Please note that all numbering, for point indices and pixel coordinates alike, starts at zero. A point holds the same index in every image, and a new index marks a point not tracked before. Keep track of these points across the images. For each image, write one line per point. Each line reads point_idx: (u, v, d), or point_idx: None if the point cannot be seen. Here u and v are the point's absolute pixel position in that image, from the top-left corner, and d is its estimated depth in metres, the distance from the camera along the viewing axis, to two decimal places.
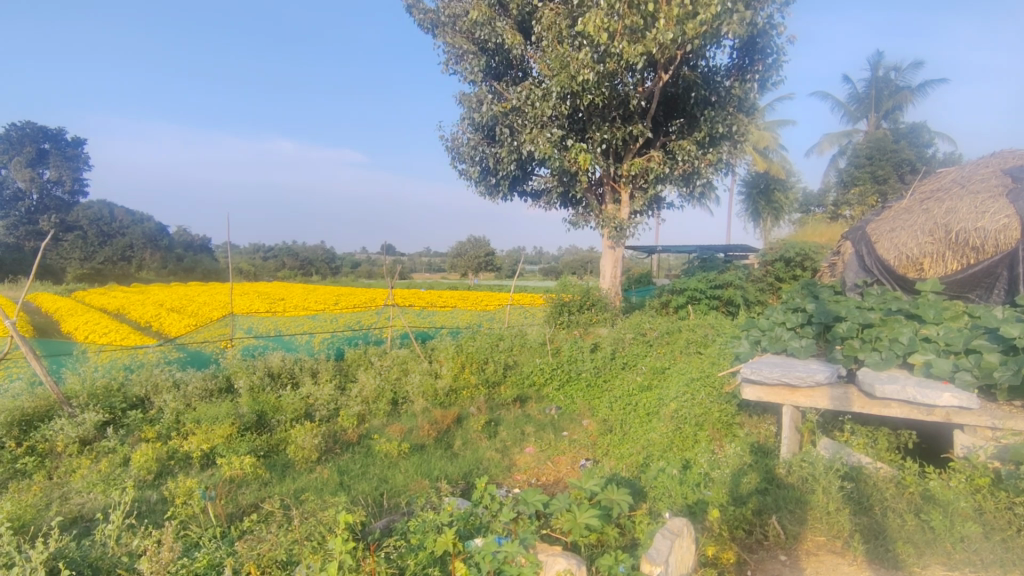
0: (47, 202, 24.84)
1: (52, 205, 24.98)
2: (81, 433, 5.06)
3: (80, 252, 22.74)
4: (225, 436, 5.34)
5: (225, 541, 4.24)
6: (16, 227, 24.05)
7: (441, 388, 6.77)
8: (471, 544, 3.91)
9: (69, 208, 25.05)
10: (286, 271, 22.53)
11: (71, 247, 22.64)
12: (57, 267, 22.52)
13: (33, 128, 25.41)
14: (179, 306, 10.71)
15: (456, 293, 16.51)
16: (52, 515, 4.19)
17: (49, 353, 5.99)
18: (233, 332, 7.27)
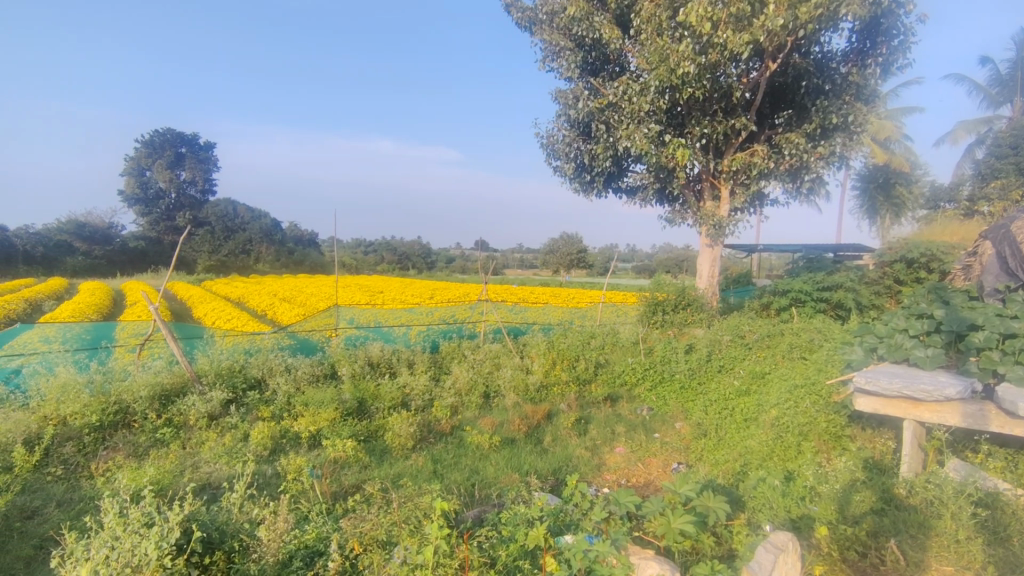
0: (182, 200, 27.73)
1: (186, 204, 27.87)
2: (209, 409, 5.61)
3: (209, 245, 25.02)
4: (330, 420, 5.71)
5: (331, 517, 4.54)
6: (157, 222, 26.95)
7: (532, 384, 6.85)
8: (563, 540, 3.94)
9: (200, 207, 27.85)
10: (384, 266, 23.70)
11: (201, 241, 24.97)
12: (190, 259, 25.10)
13: (173, 134, 28.46)
14: (291, 296, 11.57)
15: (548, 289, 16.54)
16: (187, 481, 4.67)
17: (183, 334, 6.66)
18: (337, 322, 7.74)
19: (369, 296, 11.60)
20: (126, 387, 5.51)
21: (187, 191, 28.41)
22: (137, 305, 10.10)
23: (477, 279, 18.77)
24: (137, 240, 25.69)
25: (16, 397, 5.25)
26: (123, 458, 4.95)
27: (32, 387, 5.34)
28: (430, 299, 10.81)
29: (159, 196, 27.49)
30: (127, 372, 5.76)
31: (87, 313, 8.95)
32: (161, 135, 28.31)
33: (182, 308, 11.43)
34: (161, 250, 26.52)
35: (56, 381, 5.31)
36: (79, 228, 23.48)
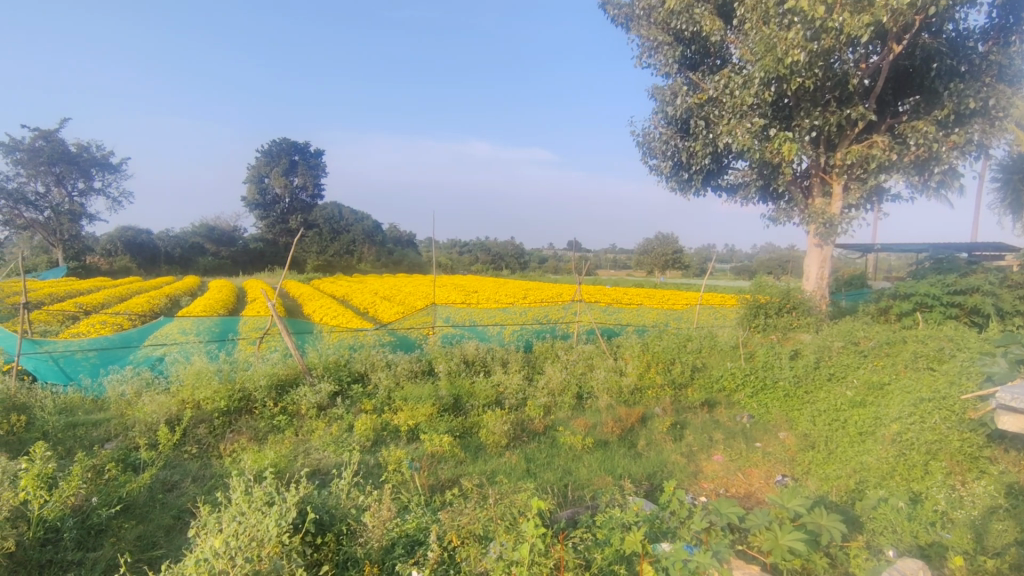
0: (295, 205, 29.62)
1: (298, 209, 29.76)
2: (319, 400, 6.00)
3: (318, 246, 27.06)
4: (427, 415, 5.92)
5: (429, 509, 4.70)
6: (274, 227, 29.17)
7: (625, 387, 6.74)
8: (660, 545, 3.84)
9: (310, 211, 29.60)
10: (479, 265, 24.31)
11: (312, 242, 27.09)
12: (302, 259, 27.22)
13: (287, 145, 30.39)
14: (391, 295, 12.14)
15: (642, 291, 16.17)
16: (300, 466, 5.02)
17: (297, 329, 7.16)
18: (435, 320, 8.01)
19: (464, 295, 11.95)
20: (248, 376, 6.01)
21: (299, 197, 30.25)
22: (256, 302, 11.02)
23: (570, 279, 18.72)
24: (255, 241, 28.97)
25: (159, 381, 5.88)
26: (245, 441, 5.43)
27: (172, 374, 5.96)
28: (523, 299, 10.96)
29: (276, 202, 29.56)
30: (249, 363, 6.26)
31: (215, 308, 9.89)
32: (278, 146, 30.35)
33: (293, 305, 12.33)
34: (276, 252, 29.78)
35: (192, 368, 5.88)
36: (210, 232, 28.05)
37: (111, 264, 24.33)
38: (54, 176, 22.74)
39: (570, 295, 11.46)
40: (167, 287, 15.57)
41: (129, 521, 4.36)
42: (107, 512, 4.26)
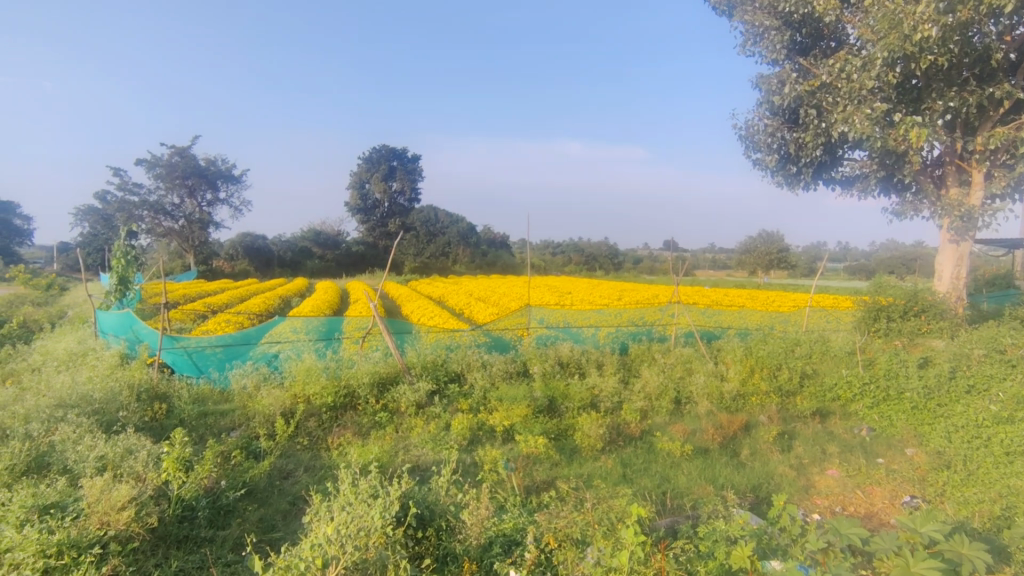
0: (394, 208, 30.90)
1: (397, 212, 31.03)
2: (417, 398, 6.20)
3: (414, 248, 28.48)
4: (522, 415, 5.97)
5: (526, 510, 4.70)
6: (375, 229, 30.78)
7: (727, 393, 6.42)
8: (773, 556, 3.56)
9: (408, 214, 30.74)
10: (572, 266, 24.23)
11: (409, 244, 28.51)
12: (399, 262, 28.75)
13: (388, 150, 31.37)
14: (485, 296, 12.44)
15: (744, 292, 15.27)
16: (402, 461, 5.21)
17: (397, 328, 7.44)
18: (528, 321, 8.03)
19: (558, 296, 11.99)
20: (352, 374, 6.32)
21: (397, 200, 31.36)
22: (359, 303, 11.67)
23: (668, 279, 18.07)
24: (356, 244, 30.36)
25: (275, 376, 6.35)
26: (351, 435, 5.72)
27: (286, 369, 6.41)
28: (619, 300, 10.82)
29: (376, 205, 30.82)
30: (353, 360, 6.59)
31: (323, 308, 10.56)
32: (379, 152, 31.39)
33: (392, 305, 12.85)
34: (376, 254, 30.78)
35: (303, 365, 6.30)
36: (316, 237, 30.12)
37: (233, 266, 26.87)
38: (187, 189, 25.42)
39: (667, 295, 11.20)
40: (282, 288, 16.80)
41: (252, 504, 4.74)
42: (234, 495, 4.68)
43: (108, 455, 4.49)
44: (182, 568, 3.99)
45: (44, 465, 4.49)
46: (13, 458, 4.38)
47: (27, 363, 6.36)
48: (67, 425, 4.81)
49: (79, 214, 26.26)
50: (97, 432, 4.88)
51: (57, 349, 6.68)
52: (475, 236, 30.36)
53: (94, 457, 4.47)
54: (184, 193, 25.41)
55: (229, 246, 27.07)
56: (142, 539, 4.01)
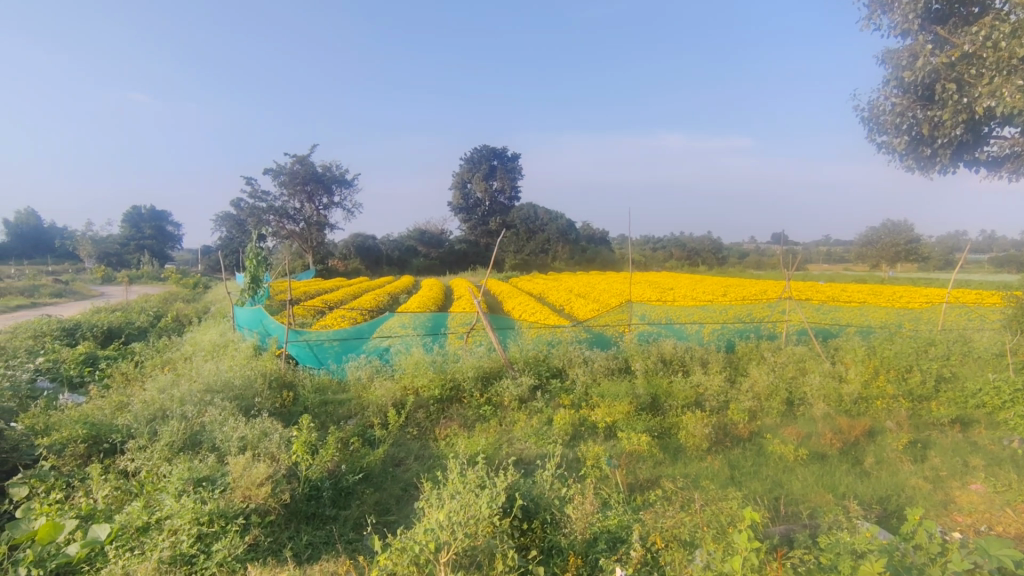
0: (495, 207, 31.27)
1: (497, 211, 31.28)
2: (520, 393, 6.35)
3: (514, 247, 28.91)
4: (625, 413, 5.96)
5: (631, 507, 4.66)
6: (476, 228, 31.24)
7: (848, 395, 6.04)
8: (913, 557, 3.19)
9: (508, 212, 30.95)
10: (672, 262, 23.44)
11: (508, 242, 29.08)
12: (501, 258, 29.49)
13: (489, 150, 31.47)
14: (585, 292, 12.51)
15: (868, 286, 14.03)
16: (506, 453, 5.36)
17: (499, 324, 7.65)
18: (630, 318, 7.95)
19: (659, 291, 11.80)
20: (458, 368, 6.60)
21: (499, 199, 31.58)
22: (463, 299, 12.14)
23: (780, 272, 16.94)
24: (459, 242, 31.34)
25: (386, 369, 6.74)
26: (457, 427, 5.96)
27: (396, 362, 6.79)
28: (724, 296, 10.44)
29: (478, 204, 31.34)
30: (459, 355, 6.88)
31: (427, 304, 11.06)
32: (480, 152, 31.61)
33: (492, 302, 13.15)
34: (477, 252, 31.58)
35: (412, 359, 6.66)
36: (422, 235, 31.23)
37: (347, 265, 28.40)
38: (306, 194, 27.55)
39: (778, 290, 10.67)
40: (388, 286, 17.65)
41: (369, 488, 5.07)
42: (353, 478, 5.02)
43: (248, 437, 5.00)
44: (311, 542, 4.39)
45: (196, 443, 5.10)
46: (174, 435, 5.03)
47: (180, 353, 7.21)
48: (215, 409, 5.43)
49: (218, 218, 29.48)
50: (238, 416, 5.46)
51: (203, 341, 7.53)
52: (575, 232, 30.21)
53: (237, 437, 5.01)
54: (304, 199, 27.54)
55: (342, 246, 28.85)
56: (277, 513, 4.43)
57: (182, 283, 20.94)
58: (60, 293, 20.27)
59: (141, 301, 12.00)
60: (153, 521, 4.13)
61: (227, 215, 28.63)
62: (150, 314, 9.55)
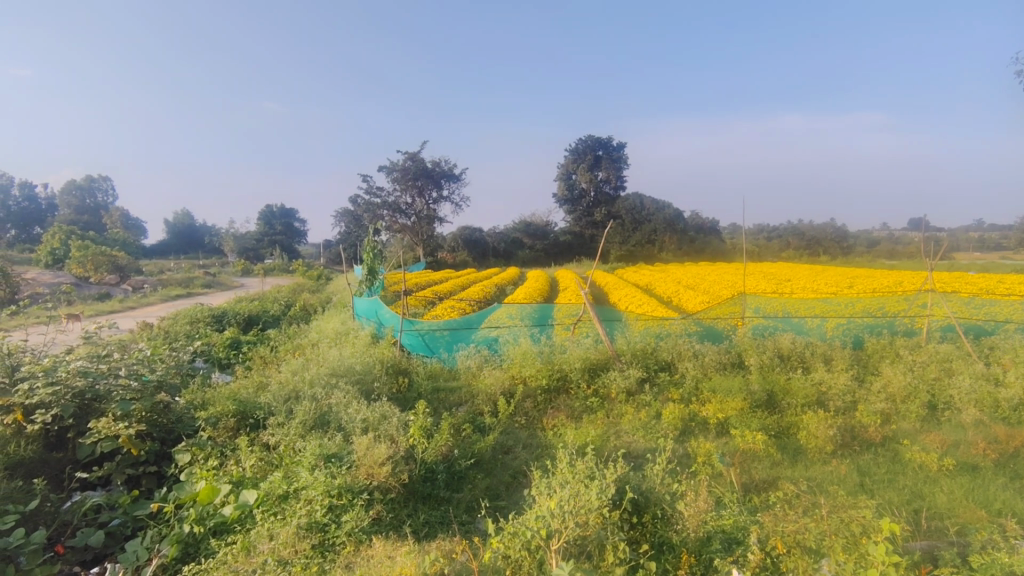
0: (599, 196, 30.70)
1: (603, 199, 30.63)
2: (627, 385, 6.32)
3: (620, 238, 28.50)
4: (738, 410, 5.73)
5: (747, 508, 4.45)
6: (581, 219, 30.93)
7: (1005, 401, 5.37)
8: None
9: (613, 202, 30.41)
10: (790, 253, 21.88)
11: (614, 233, 28.61)
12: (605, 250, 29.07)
13: (593, 141, 31.01)
14: (694, 283, 12.08)
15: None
16: (614, 446, 5.35)
17: (606, 316, 7.61)
18: (744, 310, 7.61)
19: (776, 283, 11.15)
20: (565, 359, 6.67)
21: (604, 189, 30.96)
22: (567, 291, 12.19)
23: (920, 262, 15.23)
24: (564, 233, 31.21)
25: (495, 359, 6.94)
26: (564, 417, 6.03)
27: (504, 352, 6.96)
28: (852, 288, 9.69)
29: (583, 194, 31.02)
30: (565, 346, 6.95)
31: (534, 295, 11.28)
32: (584, 142, 31.23)
33: (597, 292, 13.09)
34: (582, 243, 31.25)
35: (520, 349, 6.80)
36: (526, 228, 31.49)
37: (454, 257, 29.74)
38: (416, 189, 29.22)
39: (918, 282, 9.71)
40: (494, 278, 18.04)
41: (480, 473, 5.26)
42: (465, 463, 5.23)
43: (369, 419, 5.36)
44: (428, 520, 4.64)
45: (325, 422, 5.54)
46: (306, 414, 5.50)
47: (308, 339, 7.87)
48: (340, 391, 5.88)
49: (337, 215, 31.81)
50: (360, 399, 5.87)
51: (328, 329, 8.18)
52: (683, 222, 29.00)
53: (360, 419, 5.39)
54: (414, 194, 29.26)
55: (452, 240, 30.01)
56: (397, 492, 4.73)
57: (307, 274, 22.90)
58: (209, 284, 22.95)
59: (276, 291, 13.26)
60: (291, 491, 4.56)
61: (345, 211, 30.99)
62: (283, 304, 10.52)
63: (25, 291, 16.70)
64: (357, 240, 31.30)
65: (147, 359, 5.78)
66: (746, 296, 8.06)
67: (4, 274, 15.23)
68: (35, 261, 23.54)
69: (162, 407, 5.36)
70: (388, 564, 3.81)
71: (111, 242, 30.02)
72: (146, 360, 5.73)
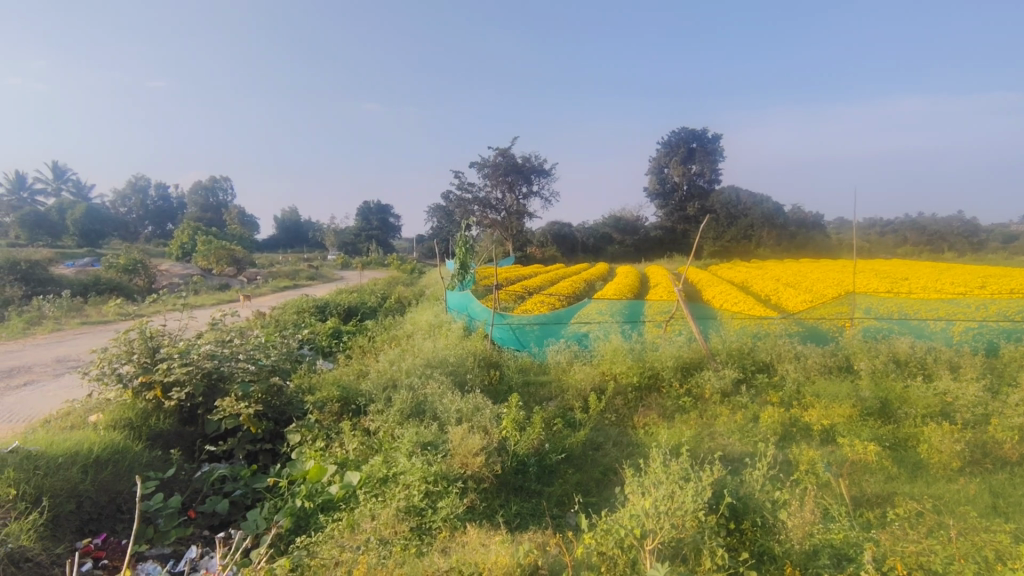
0: (692, 190, 29.80)
1: (696, 194, 29.77)
2: (722, 386, 6.08)
3: (713, 233, 27.47)
4: (846, 417, 5.38)
5: (859, 523, 4.15)
6: (671, 214, 30.10)
7: None
8: None
9: (707, 196, 29.38)
10: (908, 249, 19.92)
11: (706, 228, 27.62)
12: (697, 246, 28.11)
13: (687, 133, 30.16)
14: (795, 281, 11.41)
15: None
16: (710, 448, 5.17)
17: (700, 314, 7.35)
18: (854, 311, 7.08)
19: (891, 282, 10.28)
20: (657, 357, 6.52)
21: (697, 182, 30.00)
22: (658, 287, 11.88)
23: None
24: (653, 229, 30.47)
25: (585, 354, 6.89)
26: (656, 417, 5.94)
27: (595, 348, 6.91)
28: (985, 288, 8.73)
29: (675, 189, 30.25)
30: (657, 344, 6.79)
31: (623, 291, 11.10)
32: (677, 135, 30.44)
33: (690, 289, 12.65)
34: (674, 238, 30.26)
35: (610, 346, 6.73)
36: (617, 222, 30.67)
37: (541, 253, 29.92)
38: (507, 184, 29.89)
39: None
40: (584, 274, 17.91)
41: (571, 468, 5.27)
42: (556, 457, 5.26)
43: (463, 410, 5.52)
44: (520, 512, 4.71)
45: (420, 411, 5.75)
46: (403, 403, 5.75)
47: (403, 331, 8.23)
48: (435, 382, 6.10)
49: (430, 211, 33.11)
50: (454, 390, 6.06)
51: (421, 321, 8.50)
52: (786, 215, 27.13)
53: (454, 409, 5.56)
54: (505, 189, 29.88)
55: (541, 234, 29.89)
56: (490, 482, 4.83)
57: (401, 267, 23.97)
58: (313, 276, 24.58)
59: (375, 284, 13.99)
60: (390, 475, 4.78)
61: (438, 209, 32.37)
62: (380, 296, 11.06)
63: (163, 281, 18.73)
64: (447, 235, 32.36)
65: (264, 345, 6.25)
66: (856, 296, 7.48)
67: (144, 265, 17.15)
68: (168, 254, 26.41)
69: (275, 390, 5.78)
70: (483, 552, 3.90)
71: (231, 237, 33.03)
72: (263, 346, 6.19)
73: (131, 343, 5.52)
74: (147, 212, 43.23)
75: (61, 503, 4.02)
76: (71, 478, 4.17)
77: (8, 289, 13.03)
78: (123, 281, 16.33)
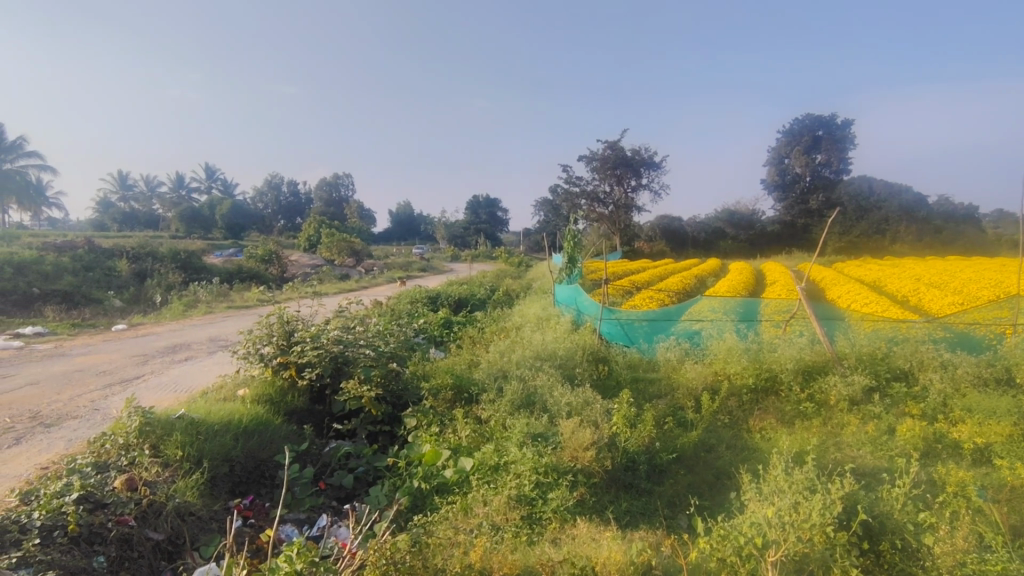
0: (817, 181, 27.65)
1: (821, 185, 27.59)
2: (851, 393, 5.61)
3: (840, 227, 25.33)
4: (1004, 436, 4.75)
5: (1021, 555, 3.65)
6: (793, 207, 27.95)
7: None
8: None
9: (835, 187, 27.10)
10: None
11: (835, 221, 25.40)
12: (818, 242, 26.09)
13: (812, 119, 28.14)
14: (940, 281, 10.26)
15: None
16: (837, 458, 4.79)
17: (825, 314, 6.80)
18: (1016, 317, 6.25)
19: None
20: (775, 358, 6.15)
21: (822, 173, 27.88)
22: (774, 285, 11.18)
23: None
24: (771, 221, 28.45)
25: (697, 353, 6.65)
26: (774, 422, 5.63)
27: (707, 346, 6.65)
28: None
29: (796, 180, 28.28)
30: (776, 345, 6.40)
31: (737, 288, 10.56)
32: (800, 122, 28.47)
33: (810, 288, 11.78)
34: (790, 233, 28.23)
35: (724, 344, 6.41)
36: (729, 216, 29.08)
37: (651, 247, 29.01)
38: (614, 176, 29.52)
39: None
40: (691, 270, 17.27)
41: (682, 469, 5.12)
42: (667, 457, 5.13)
43: (573, 404, 5.52)
44: (629, 510, 4.65)
45: (530, 402, 5.83)
46: (514, 394, 5.86)
47: (511, 323, 8.39)
48: (545, 374, 6.16)
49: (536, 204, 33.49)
50: (563, 383, 6.08)
51: (529, 314, 8.61)
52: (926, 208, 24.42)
53: (564, 403, 5.57)
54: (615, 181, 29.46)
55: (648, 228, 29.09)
56: (600, 477, 4.81)
57: (508, 260, 24.46)
58: (423, 268, 25.68)
59: (483, 276, 14.37)
60: (501, 463, 4.89)
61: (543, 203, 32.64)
62: (488, 288, 11.34)
63: (293, 271, 20.43)
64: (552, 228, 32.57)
65: (383, 333, 6.63)
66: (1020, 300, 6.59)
67: (279, 255, 18.83)
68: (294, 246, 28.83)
69: (393, 375, 6.08)
70: (594, 546, 3.90)
71: (348, 230, 35.33)
72: (382, 334, 6.56)
73: (271, 326, 6.09)
74: (279, 207, 47.41)
75: (217, 465, 4.51)
76: (224, 444, 4.67)
77: (172, 275, 14.85)
78: (261, 271, 18.04)
